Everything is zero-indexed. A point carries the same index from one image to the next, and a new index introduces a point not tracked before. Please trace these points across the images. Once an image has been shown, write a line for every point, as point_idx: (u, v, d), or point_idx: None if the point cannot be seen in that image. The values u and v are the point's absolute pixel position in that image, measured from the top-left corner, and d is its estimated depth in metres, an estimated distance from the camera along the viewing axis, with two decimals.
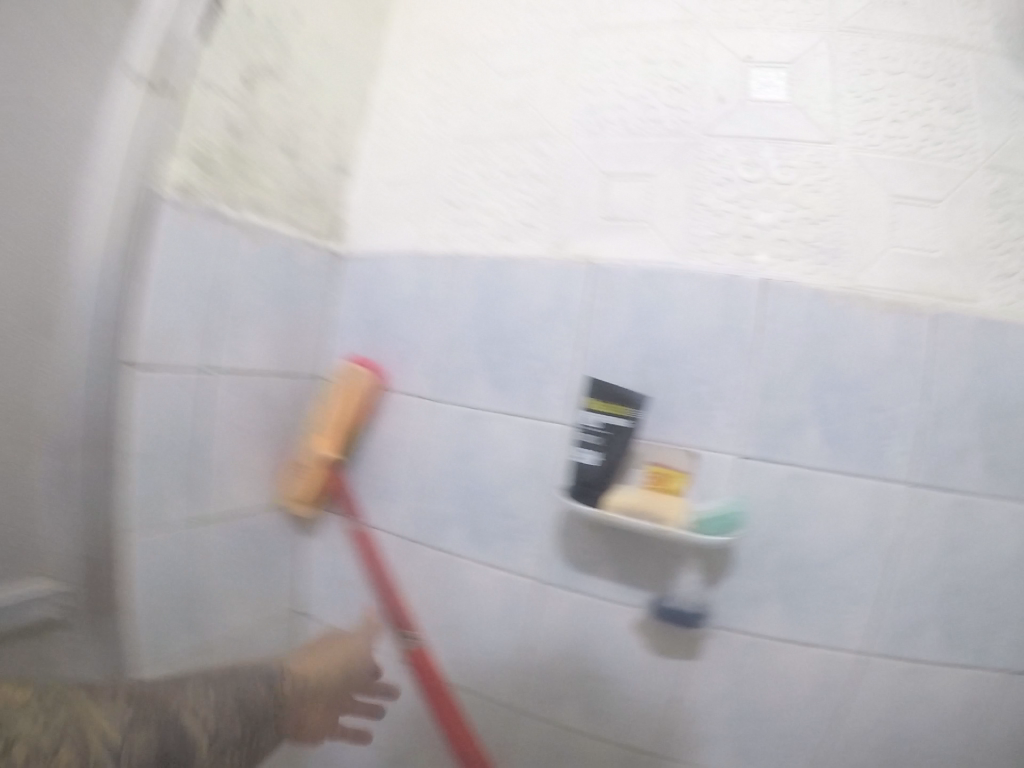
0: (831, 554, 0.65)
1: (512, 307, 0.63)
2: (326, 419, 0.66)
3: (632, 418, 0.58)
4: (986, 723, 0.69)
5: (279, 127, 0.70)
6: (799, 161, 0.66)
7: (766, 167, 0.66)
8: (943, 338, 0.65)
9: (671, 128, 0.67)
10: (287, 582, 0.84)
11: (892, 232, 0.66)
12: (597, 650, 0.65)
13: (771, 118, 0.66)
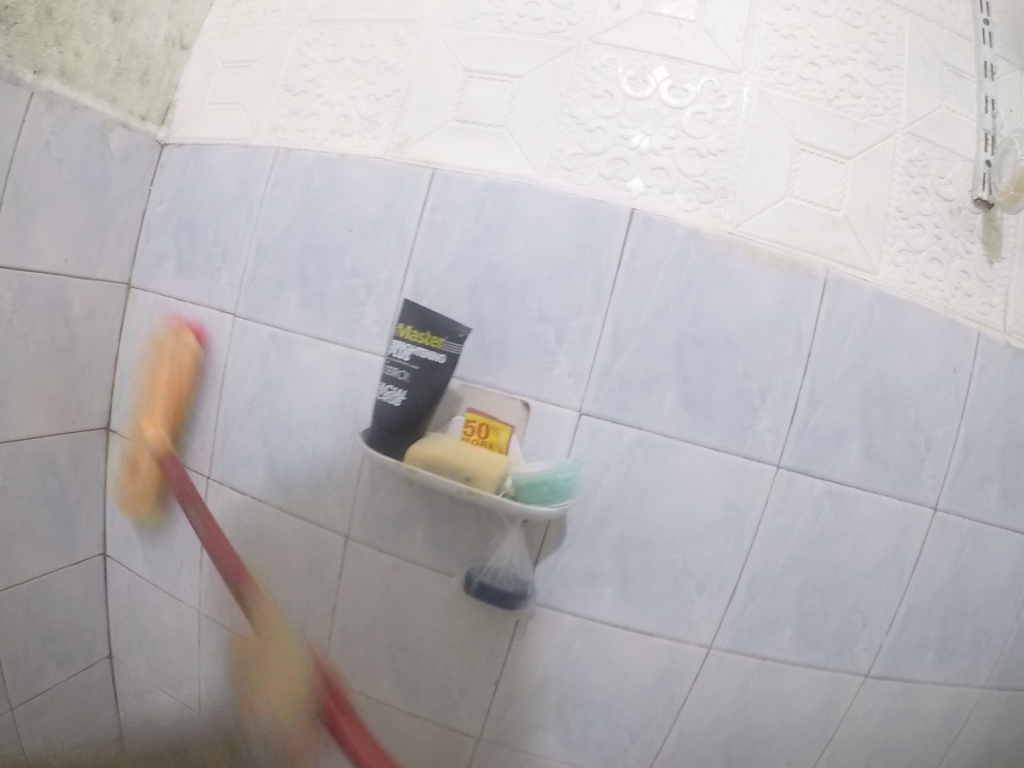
0: (680, 534, 0.58)
1: (330, 212, 0.54)
2: (151, 385, 0.56)
3: (449, 353, 0.48)
4: (831, 729, 0.66)
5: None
6: (694, 85, 0.58)
7: (657, 88, 0.57)
8: (844, 305, 0.58)
9: (552, 28, 0.58)
10: (95, 524, 0.71)
11: (790, 182, 0.58)
12: (409, 623, 0.57)
13: (668, 33, 0.58)
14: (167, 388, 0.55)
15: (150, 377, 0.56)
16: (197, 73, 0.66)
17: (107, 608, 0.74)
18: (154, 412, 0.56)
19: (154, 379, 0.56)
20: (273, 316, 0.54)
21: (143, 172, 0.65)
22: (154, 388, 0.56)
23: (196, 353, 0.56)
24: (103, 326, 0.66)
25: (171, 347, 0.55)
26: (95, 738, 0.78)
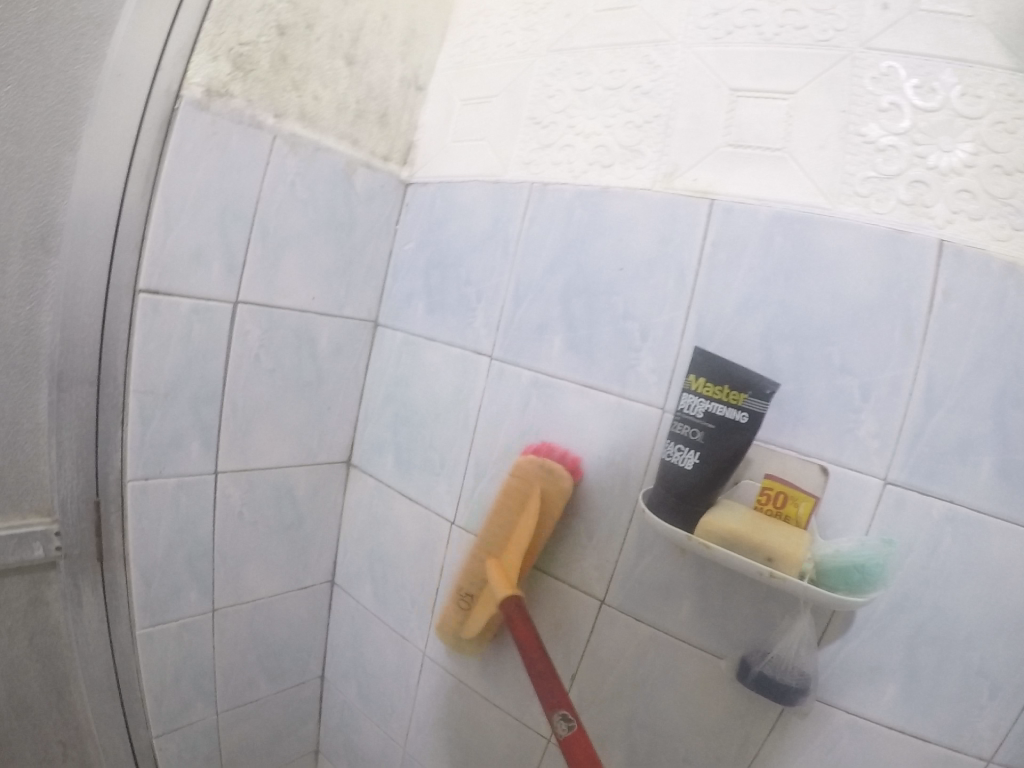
0: (984, 632, 0.48)
1: (598, 250, 0.51)
2: (506, 542, 0.50)
3: (752, 412, 0.41)
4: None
5: (338, 32, 0.59)
6: (989, 91, 0.46)
7: (949, 95, 0.47)
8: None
9: (817, 36, 0.50)
10: (326, 551, 0.74)
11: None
12: (657, 700, 0.51)
13: (947, 31, 0.47)
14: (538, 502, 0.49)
15: (500, 512, 0.50)
16: (433, 116, 0.66)
17: (326, 629, 0.77)
18: (505, 557, 0.50)
19: (505, 536, 0.50)
20: (534, 360, 0.52)
21: (390, 209, 0.67)
22: (515, 508, 0.50)
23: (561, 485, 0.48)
24: (348, 361, 0.69)
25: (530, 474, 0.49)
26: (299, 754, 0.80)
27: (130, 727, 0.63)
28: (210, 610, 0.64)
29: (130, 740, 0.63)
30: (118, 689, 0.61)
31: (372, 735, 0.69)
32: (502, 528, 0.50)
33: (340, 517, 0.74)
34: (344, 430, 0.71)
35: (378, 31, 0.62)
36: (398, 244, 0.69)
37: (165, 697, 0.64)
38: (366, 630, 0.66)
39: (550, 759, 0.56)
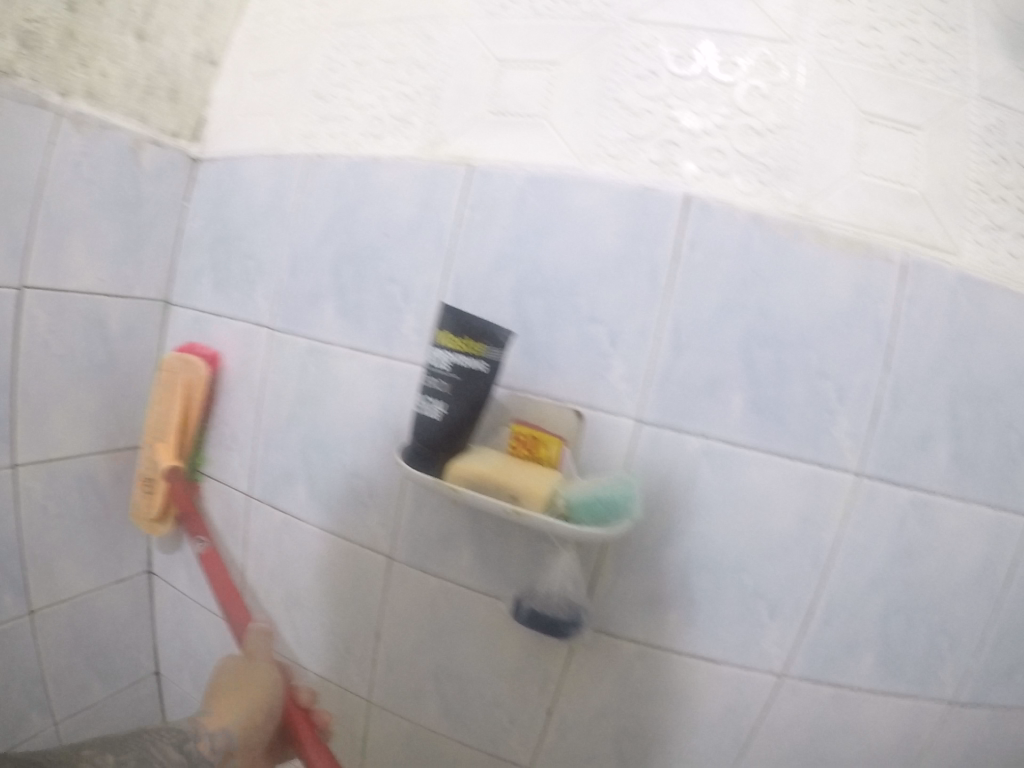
0: (750, 555, 0.52)
1: (366, 218, 0.52)
2: (164, 427, 0.56)
3: (490, 361, 0.43)
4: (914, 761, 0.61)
5: (129, 6, 0.59)
6: (745, 58, 0.51)
7: (706, 64, 0.51)
8: (923, 294, 0.51)
9: (586, 8, 0.52)
10: (139, 541, 0.72)
11: (856, 157, 0.51)
12: (454, 645, 0.52)
13: (713, 4, 0.51)
14: (178, 406, 0.55)
15: (159, 408, 0.56)
16: (228, 93, 0.65)
17: (151, 623, 0.75)
18: (166, 440, 0.56)
19: (162, 423, 0.56)
20: (313, 327, 0.52)
21: (179, 190, 0.65)
22: (169, 398, 0.56)
23: (202, 376, 0.55)
24: (144, 344, 0.67)
25: (177, 376, 0.55)
26: None
27: None
28: (27, 611, 0.62)
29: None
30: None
31: None
32: (160, 418, 0.56)
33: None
34: (150, 416, 0.69)
35: (169, 5, 0.61)
36: (187, 222, 0.67)
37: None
38: (190, 614, 0.64)
39: (373, 719, 0.57)
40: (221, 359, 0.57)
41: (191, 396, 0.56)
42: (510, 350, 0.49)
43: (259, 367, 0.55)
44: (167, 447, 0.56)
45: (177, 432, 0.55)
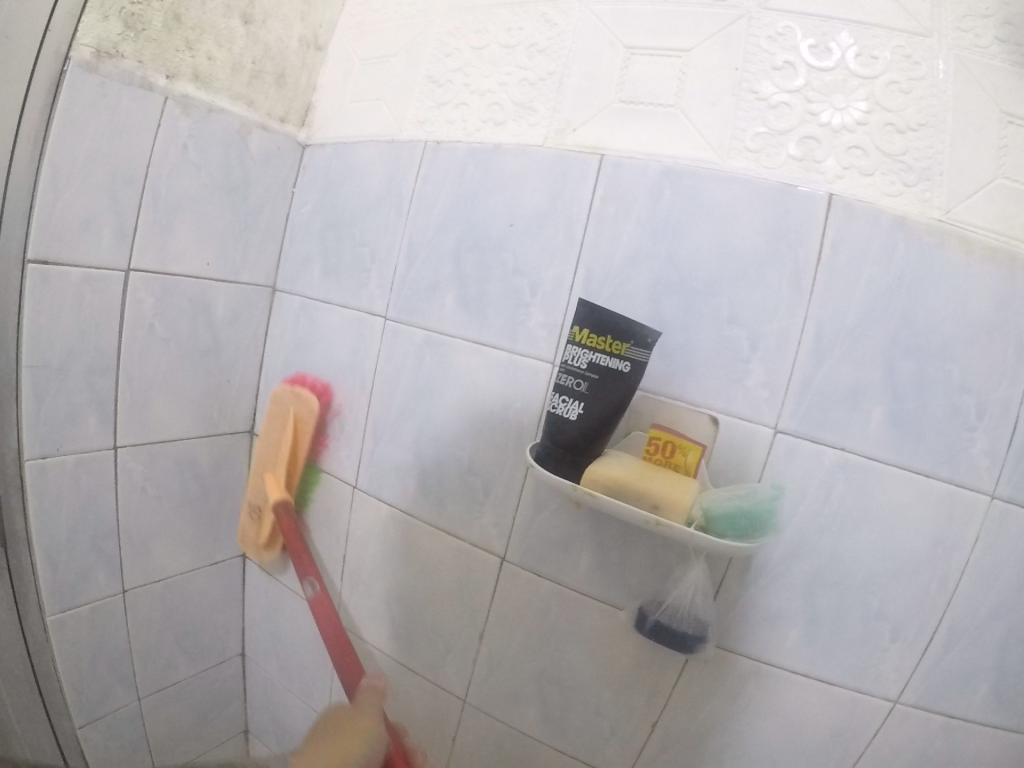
0: (878, 574, 0.49)
1: (490, 210, 0.51)
2: (273, 455, 0.58)
3: (634, 361, 0.41)
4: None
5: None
6: (885, 51, 0.48)
7: (842, 56, 0.48)
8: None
9: None
10: (234, 524, 0.72)
11: (999, 160, 0.48)
12: (559, 651, 0.51)
13: None
14: (294, 438, 0.57)
15: (274, 439, 0.58)
16: (334, 78, 0.64)
17: (242, 606, 0.76)
18: (275, 469, 0.57)
19: (272, 451, 0.58)
20: (428, 319, 0.51)
21: (285, 175, 0.65)
22: (280, 426, 0.58)
23: (316, 411, 0.56)
24: (247, 327, 0.67)
25: (289, 409, 0.57)
26: (227, 727, 0.80)
27: (51, 716, 0.62)
28: (120, 590, 0.63)
29: (54, 730, 0.63)
30: (38, 679, 0.60)
31: (296, 708, 0.69)
32: (275, 451, 0.58)
33: (243, 488, 0.72)
34: (249, 400, 0.69)
35: None
36: (293, 209, 0.66)
37: (86, 686, 0.63)
38: (282, 599, 0.65)
39: (466, 719, 0.56)
40: (329, 347, 0.56)
41: (304, 429, 0.57)
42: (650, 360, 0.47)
43: (372, 357, 0.54)
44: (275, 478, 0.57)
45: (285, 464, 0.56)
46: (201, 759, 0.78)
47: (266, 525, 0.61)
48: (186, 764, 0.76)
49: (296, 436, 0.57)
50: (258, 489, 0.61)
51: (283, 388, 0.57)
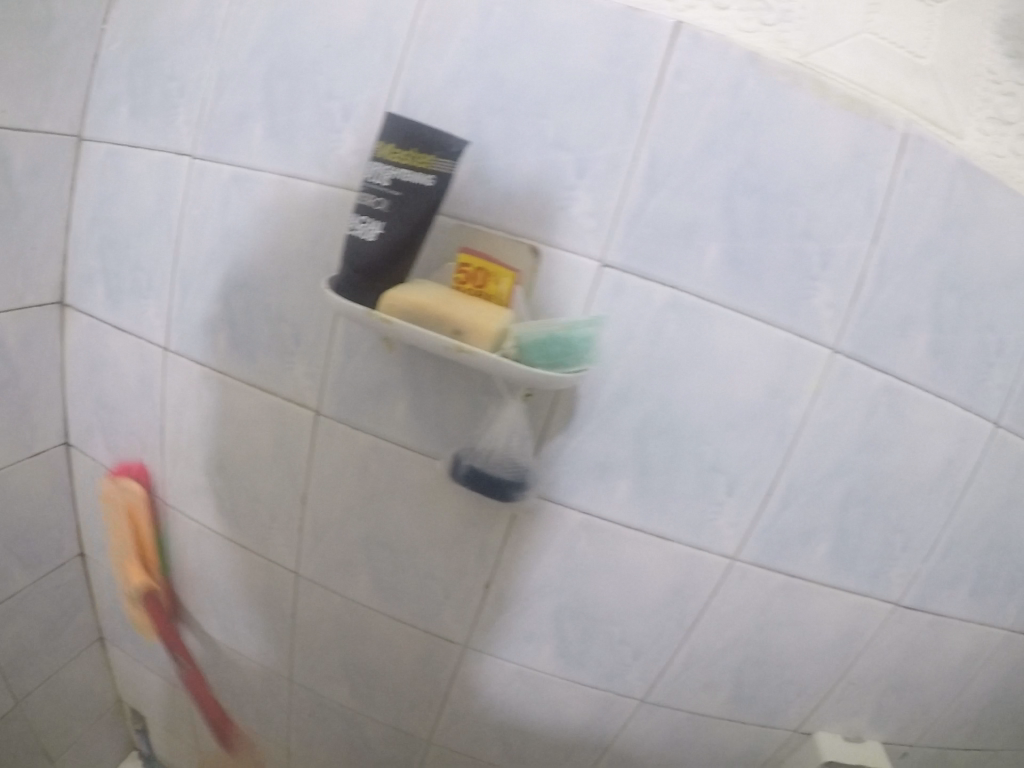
0: (713, 426, 0.48)
1: (305, 30, 0.45)
2: (136, 545, 0.58)
3: (438, 174, 0.38)
4: (855, 657, 0.61)
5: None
6: None
7: None
8: (913, 168, 0.47)
9: None
10: (56, 414, 0.64)
11: (868, 14, 0.45)
12: (388, 514, 0.48)
13: None
14: (135, 529, 0.57)
15: (125, 530, 0.58)
16: None
17: (71, 501, 0.69)
18: (133, 557, 0.59)
19: (126, 537, 0.58)
20: (236, 152, 0.46)
21: (96, 9, 0.56)
22: (121, 517, 0.57)
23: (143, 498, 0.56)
24: (51, 185, 0.58)
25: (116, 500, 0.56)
26: (81, 638, 0.75)
27: None
28: None
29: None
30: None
31: (143, 607, 0.65)
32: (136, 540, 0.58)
33: (62, 373, 0.63)
34: (59, 271, 0.61)
35: None
36: (107, 52, 0.58)
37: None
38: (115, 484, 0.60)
39: (303, 596, 0.54)
40: (135, 194, 0.50)
41: (141, 516, 0.57)
42: (460, 172, 0.43)
43: (177, 197, 0.48)
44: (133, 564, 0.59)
45: (145, 562, 0.59)
46: (56, 674, 0.73)
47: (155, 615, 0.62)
48: (44, 684, 0.72)
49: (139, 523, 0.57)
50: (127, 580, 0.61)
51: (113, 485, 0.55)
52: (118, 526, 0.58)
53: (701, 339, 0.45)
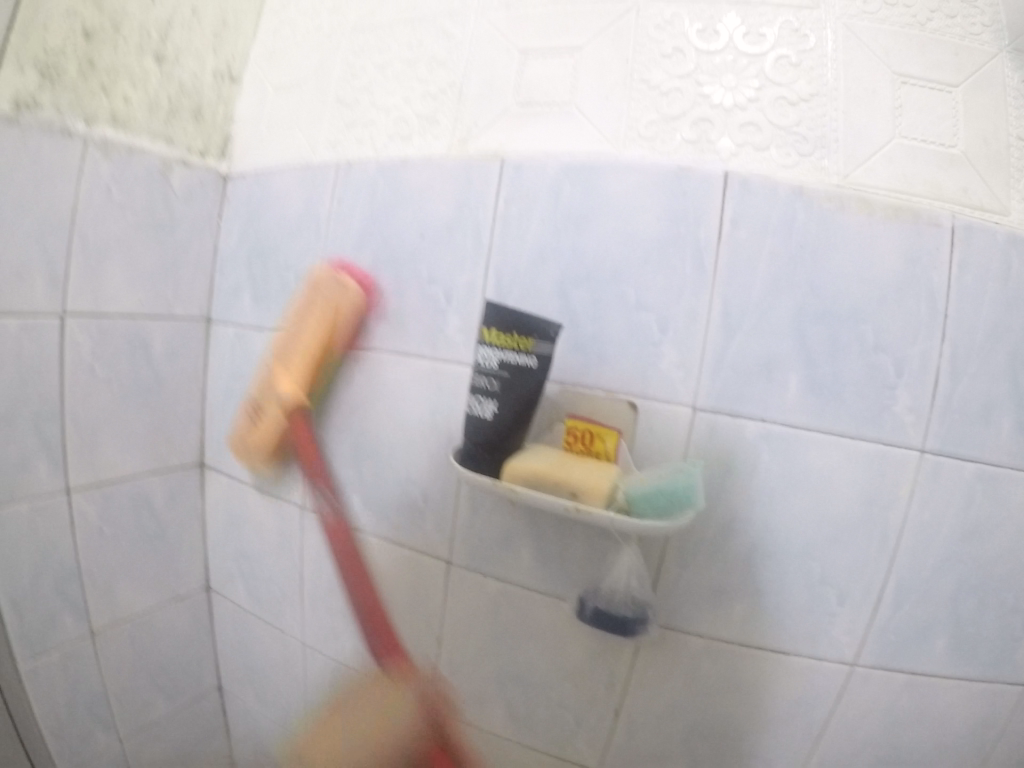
0: (816, 539, 0.49)
1: (400, 223, 0.52)
2: (289, 353, 0.52)
3: (540, 355, 0.43)
4: (993, 743, 0.59)
5: (146, 31, 0.60)
6: (772, 30, 0.50)
7: (732, 38, 0.50)
8: (975, 266, 0.49)
9: None
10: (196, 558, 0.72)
11: (896, 120, 0.50)
12: (515, 647, 0.52)
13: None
14: (320, 327, 0.51)
15: (293, 328, 0.52)
16: (250, 108, 0.66)
17: (212, 638, 0.76)
18: (292, 366, 0.51)
19: (287, 347, 0.52)
20: (351, 334, 0.54)
21: (209, 206, 0.66)
22: (309, 309, 0.51)
23: (359, 302, 0.51)
24: (186, 362, 0.67)
25: (325, 292, 0.51)
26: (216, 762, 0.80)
27: None
28: (89, 632, 0.63)
29: None
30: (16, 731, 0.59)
31: (280, 731, 0.70)
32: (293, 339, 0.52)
33: (201, 520, 0.72)
34: (193, 432, 0.69)
35: (186, 26, 0.63)
36: (221, 241, 0.67)
37: (65, 731, 0.63)
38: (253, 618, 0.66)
39: None
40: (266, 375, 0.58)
41: (336, 326, 0.51)
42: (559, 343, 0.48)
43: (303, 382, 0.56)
44: (290, 375, 0.51)
45: (311, 364, 0.51)
46: None
47: (267, 425, 0.54)
48: None
49: (331, 329, 0.51)
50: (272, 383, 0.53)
51: (326, 272, 0.51)
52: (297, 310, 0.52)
53: (797, 458, 0.48)
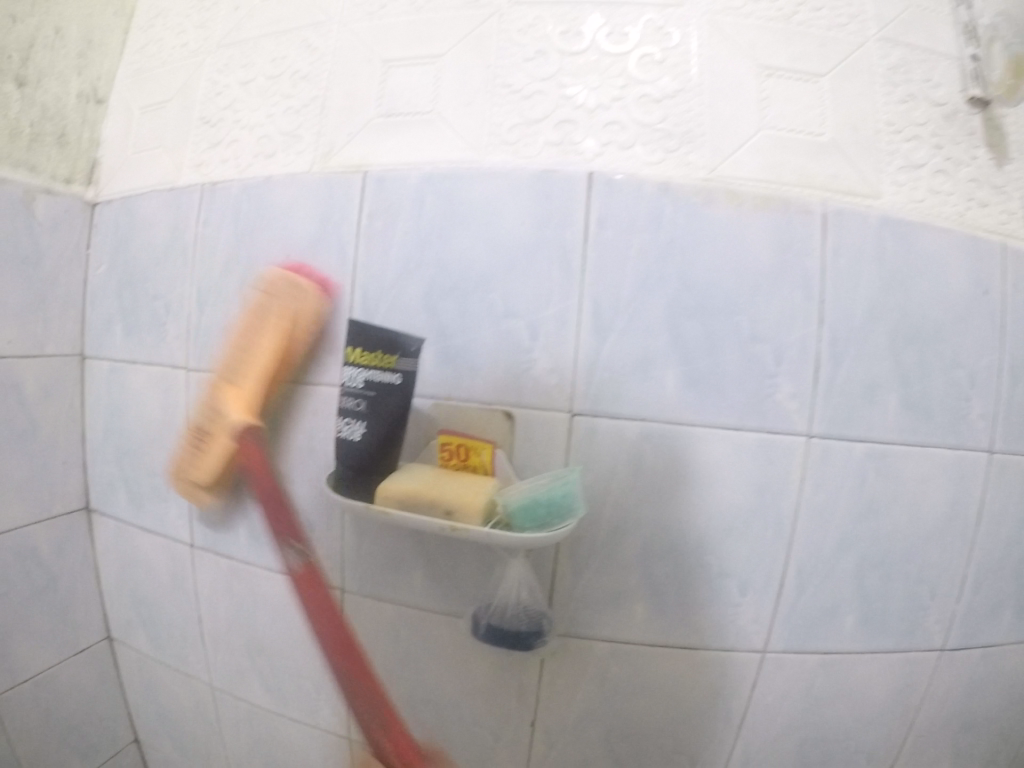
0: (709, 534, 0.49)
1: (267, 244, 0.51)
2: (245, 357, 0.47)
3: (404, 371, 0.42)
4: (914, 714, 0.59)
5: (6, 52, 0.57)
6: (634, 27, 0.49)
7: (594, 38, 0.49)
8: (847, 244, 0.49)
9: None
10: (95, 608, 0.68)
11: (761, 114, 0.49)
12: (422, 668, 0.52)
13: None
14: (274, 340, 0.46)
15: (239, 339, 0.47)
16: (116, 132, 0.63)
17: (124, 690, 0.72)
18: (241, 380, 0.47)
19: (244, 349, 0.47)
20: (227, 364, 0.53)
21: (79, 236, 0.63)
22: (259, 321, 0.47)
23: (317, 306, 0.47)
24: (63, 401, 0.63)
25: (269, 302, 0.46)
26: None
27: None
28: None
29: None
30: None
31: None
32: (236, 352, 0.47)
33: (97, 568, 0.68)
34: (80, 474, 0.66)
35: (49, 47, 0.60)
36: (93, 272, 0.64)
37: None
38: (164, 663, 0.64)
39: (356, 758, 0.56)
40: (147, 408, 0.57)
41: (293, 328, 0.47)
42: (424, 355, 0.48)
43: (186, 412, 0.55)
44: (237, 392, 0.47)
45: (260, 374, 0.46)
46: None
47: (212, 446, 0.49)
48: None
49: (281, 340, 0.47)
50: (213, 400, 0.48)
51: (276, 273, 0.46)
52: (242, 328, 0.47)
53: (684, 455, 0.48)
